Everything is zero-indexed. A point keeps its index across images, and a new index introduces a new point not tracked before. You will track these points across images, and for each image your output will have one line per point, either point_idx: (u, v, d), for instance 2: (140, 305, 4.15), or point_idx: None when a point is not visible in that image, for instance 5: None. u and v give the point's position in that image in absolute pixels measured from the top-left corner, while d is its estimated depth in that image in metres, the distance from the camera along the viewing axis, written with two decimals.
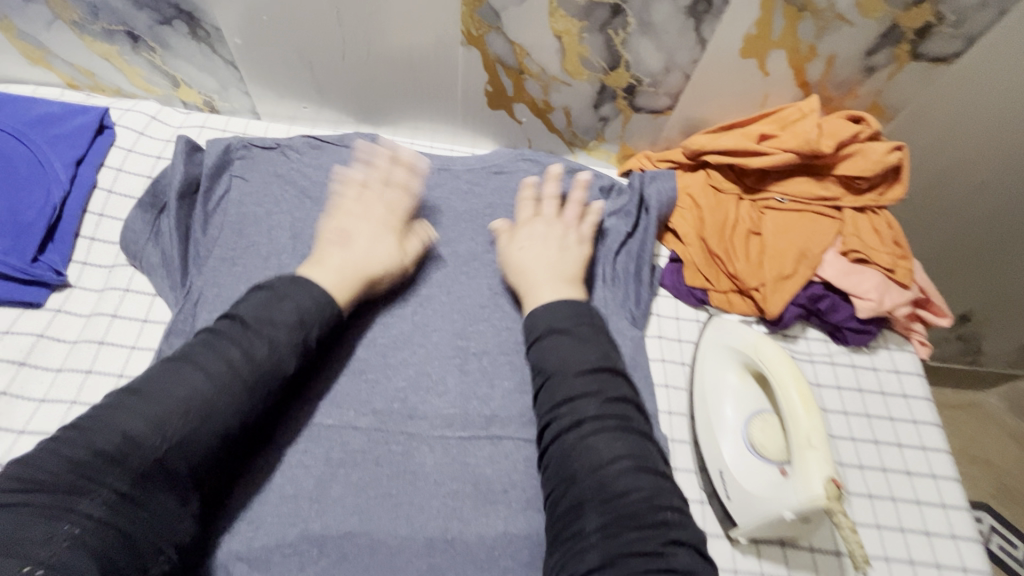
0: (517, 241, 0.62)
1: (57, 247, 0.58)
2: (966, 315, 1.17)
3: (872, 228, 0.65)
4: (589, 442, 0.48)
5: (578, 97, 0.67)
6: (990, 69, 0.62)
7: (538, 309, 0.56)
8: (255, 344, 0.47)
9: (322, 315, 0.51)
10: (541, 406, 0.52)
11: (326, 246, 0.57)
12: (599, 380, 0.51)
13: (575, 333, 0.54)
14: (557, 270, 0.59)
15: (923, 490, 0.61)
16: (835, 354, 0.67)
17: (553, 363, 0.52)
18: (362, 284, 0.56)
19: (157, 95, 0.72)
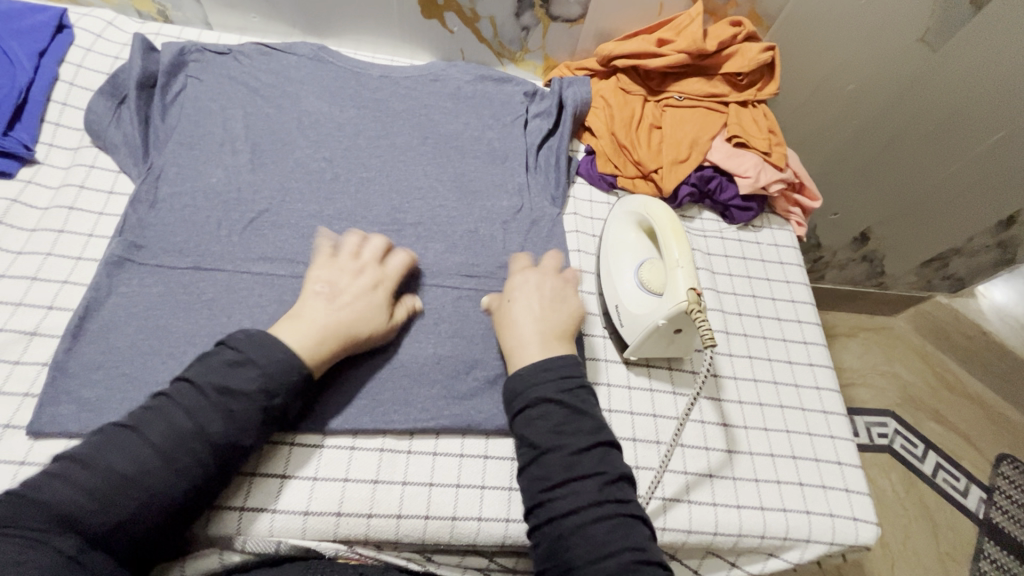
0: (509, 294, 0.61)
1: (24, 126, 0.63)
2: (868, 255, 1.28)
3: (751, 119, 0.77)
4: (587, 530, 0.47)
5: (500, 6, 0.76)
6: None
7: (518, 371, 0.55)
8: (217, 414, 0.47)
9: (287, 378, 0.51)
10: (531, 483, 0.50)
11: (309, 300, 0.56)
12: (601, 455, 0.51)
13: (568, 403, 0.52)
14: (548, 328, 0.58)
15: (789, 330, 0.73)
16: (724, 230, 0.79)
17: (548, 436, 0.51)
18: (335, 344, 0.54)
19: (113, 4, 0.77)
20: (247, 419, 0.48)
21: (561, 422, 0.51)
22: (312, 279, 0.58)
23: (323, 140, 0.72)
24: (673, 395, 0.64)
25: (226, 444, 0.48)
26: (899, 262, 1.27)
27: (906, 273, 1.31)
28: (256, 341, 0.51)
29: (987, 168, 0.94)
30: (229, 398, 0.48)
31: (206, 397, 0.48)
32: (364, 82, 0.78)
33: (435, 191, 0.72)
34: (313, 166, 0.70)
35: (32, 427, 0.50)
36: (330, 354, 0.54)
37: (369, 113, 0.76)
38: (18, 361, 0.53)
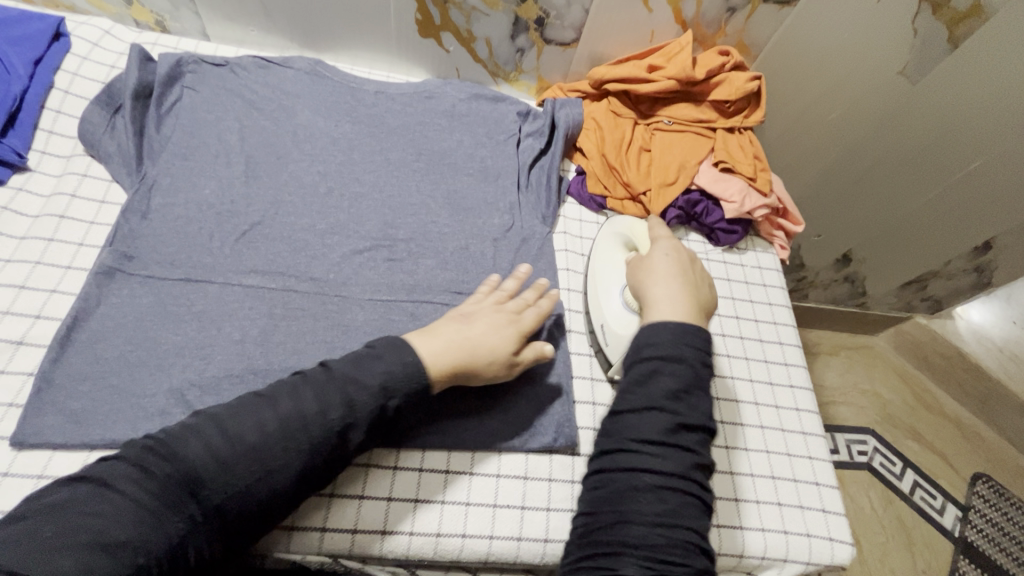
0: (660, 248, 0.65)
1: (18, 133, 0.63)
2: (851, 276, 1.31)
3: (738, 145, 0.79)
4: (662, 494, 0.48)
5: (497, 28, 0.77)
6: None
7: (664, 324, 0.56)
8: (333, 401, 0.49)
9: (408, 383, 0.52)
10: (624, 431, 0.51)
11: (445, 319, 0.58)
12: (703, 437, 0.52)
13: (694, 371, 0.53)
14: (691, 293, 0.61)
15: (771, 352, 0.75)
16: (710, 252, 0.81)
17: (664, 395, 0.52)
18: (461, 359, 0.55)
19: (110, 14, 0.78)
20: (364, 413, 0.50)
21: (683, 388, 0.52)
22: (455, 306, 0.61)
23: (318, 154, 0.73)
24: None
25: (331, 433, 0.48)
26: (880, 283, 1.30)
27: (886, 295, 1.35)
28: (397, 343, 0.54)
29: (969, 195, 0.97)
30: (351, 383, 0.50)
31: (328, 379, 0.50)
32: (361, 98, 0.79)
33: (427, 207, 0.73)
34: (308, 181, 0.71)
35: (16, 438, 0.50)
36: (455, 365, 0.55)
37: (365, 128, 0.77)
38: (3, 370, 0.53)
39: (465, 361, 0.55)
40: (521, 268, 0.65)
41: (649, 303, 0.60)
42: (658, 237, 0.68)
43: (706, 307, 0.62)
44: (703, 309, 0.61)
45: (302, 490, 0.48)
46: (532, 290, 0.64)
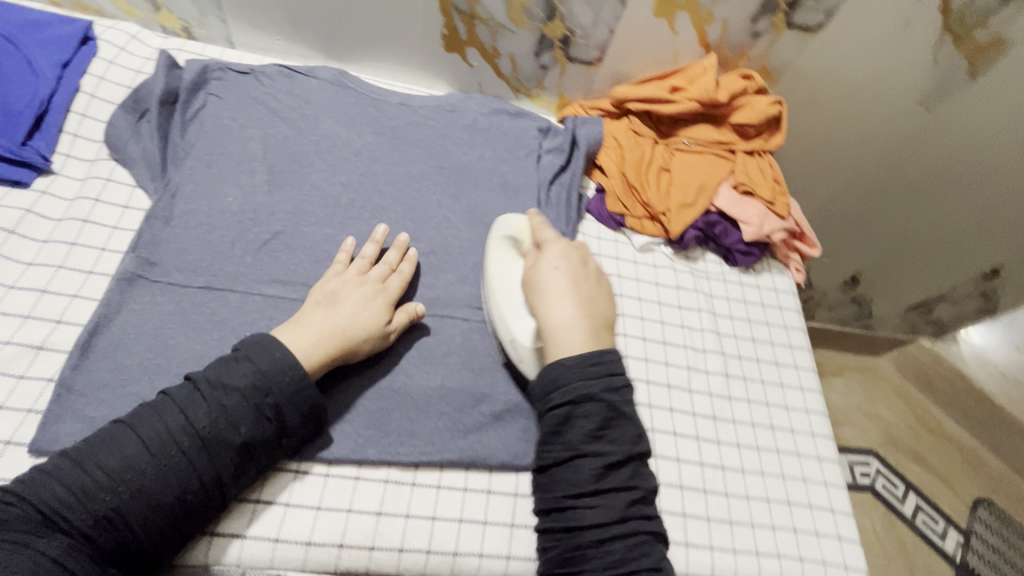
0: (551, 262, 0.63)
1: (44, 135, 0.63)
2: (857, 297, 1.31)
3: (757, 168, 0.79)
4: (614, 468, 0.54)
5: (522, 45, 0.77)
6: (853, 28, 0.73)
7: (565, 358, 0.57)
8: (208, 408, 0.50)
9: (281, 377, 0.53)
10: (556, 487, 0.54)
11: (312, 307, 0.58)
12: (632, 470, 0.55)
13: (610, 407, 0.55)
14: (587, 310, 0.62)
15: (786, 376, 0.75)
16: (727, 273, 0.81)
17: (583, 441, 0.54)
18: (338, 344, 0.56)
19: (137, 19, 0.78)
20: (237, 414, 0.50)
21: (601, 428, 0.55)
22: (315, 288, 0.61)
23: (341, 165, 0.73)
24: (674, 437, 0.67)
25: (213, 442, 0.49)
26: (885, 302, 1.31)
27: (890, 313, 1.34)
28: (266, 343, 0.54)
29: (971, 211, 1.00)
30: (221, 391, 0.51)
31: (197, 390, 0.51)
32: (383, 109, 0.79)
33: (448, 221, 0.73)
34: (330, 191, 0.71)
35: (34, 446, 0.49)
36: (331, 355, 0.56)
37: (387, 140, 0.77)
38: (23, 376, 0.52)
39: (340, 350, 0.57)
40: (379, 230, 0.66)
41: (550, 325, 0.60)
42: (547, 243, 0.66)
43: (605, 318, 0.63)
44: (602, 322, 0.62)
45: (189, 508, 0.48)
46: (395, 251, 0.66)
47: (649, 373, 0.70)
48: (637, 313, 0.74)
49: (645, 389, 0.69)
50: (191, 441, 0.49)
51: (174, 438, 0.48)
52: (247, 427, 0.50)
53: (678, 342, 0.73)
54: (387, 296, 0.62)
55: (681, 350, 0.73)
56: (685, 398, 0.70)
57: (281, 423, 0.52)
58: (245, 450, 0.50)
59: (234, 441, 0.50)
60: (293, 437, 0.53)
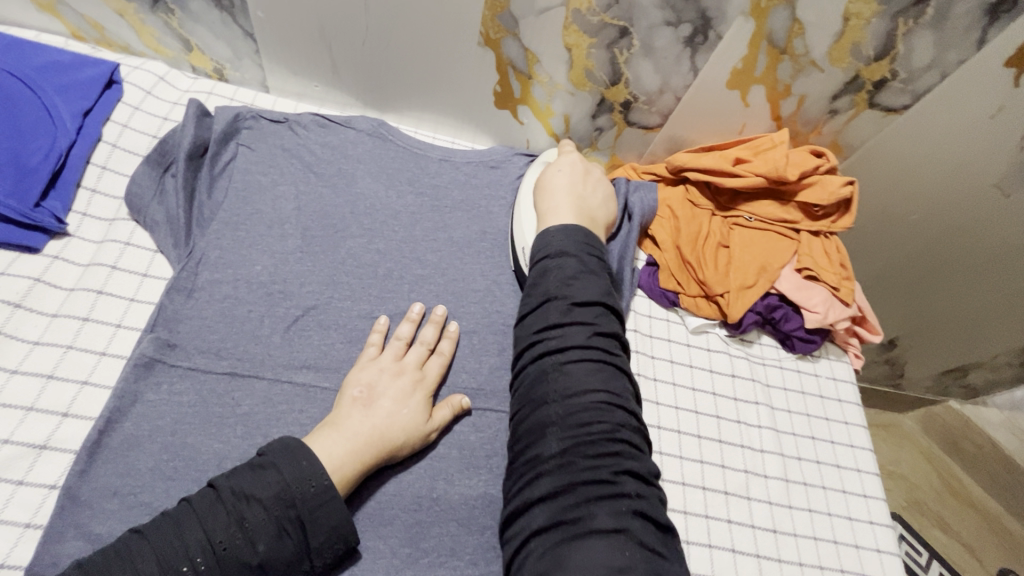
0: (557, 165, 0.68)
1: (59, 194, 0.58)
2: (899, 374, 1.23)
3: (823, 250, 0.74)
4: (579, 309, 0.53)
5: (579, 106, 0.72)
6: (935, 110, 0.67)
7: (551, 229, 0.60)
8: (226, 521, 0.43)
9: (308, 490, 0.45)
10: (528, 327, 0.55)
11: (347, 406, 0.52)
12: (599, 311, 0.54)
13: (581, 258, 0.57)
14: (580, 203, 0.65)
15: (849, 481, 0.69)
16: (784, 360, 0.75)
17: (556, 286, 0.55)
18: (377, 452, 0.51)
19: (166, 58, 0.72)
20: (258, 530, 0.43)
21: (573, 275, 0.56)
22: (350, 380, 0.55)
23: (378, 229, 0.67)
24: (733, 555, 0.61)
25: (233, 563, 0.42)
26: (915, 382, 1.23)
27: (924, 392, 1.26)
28: (295, 448, 0.47)
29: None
30: (244, 502, 0.44)
31: (221, 499, 0.44)
32: (423, 165, 0.73)
33: (493, 296, 0.66)
34: (366, 260, 0.65)
35: (31, 572, 0.43)
36: (367, 466, 0.50)
37: (428, 200, 0.71)
38: (22, 482, 0.46)
39: (379, 459, 0.51)
40: (414, 308, 0.61)
41: (544, 211, 0.64)
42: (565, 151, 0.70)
43: (596, 219, 0.66)
44: (593, 219, 0.65)
45: None
46: (432, 328, 0.61)
47: (705, 478, 0.65)
48: (692, 406, 0.69)
49: (702, 497, 0.64)
50: (205, 559, 0.41)
51: (189, 555, 0.41)
52: (266, 544, 0.43)
53: (735, 441, 0.68)
54: (425, 385, 0.57)
55: (738, 451, 0.67)
56: (743, 507, 0.64)
57: (303, 542, 0.45)
58: (261, 572, 0.43)
59: (249, 561, 0.42)
60: (316, 560, 0.46)
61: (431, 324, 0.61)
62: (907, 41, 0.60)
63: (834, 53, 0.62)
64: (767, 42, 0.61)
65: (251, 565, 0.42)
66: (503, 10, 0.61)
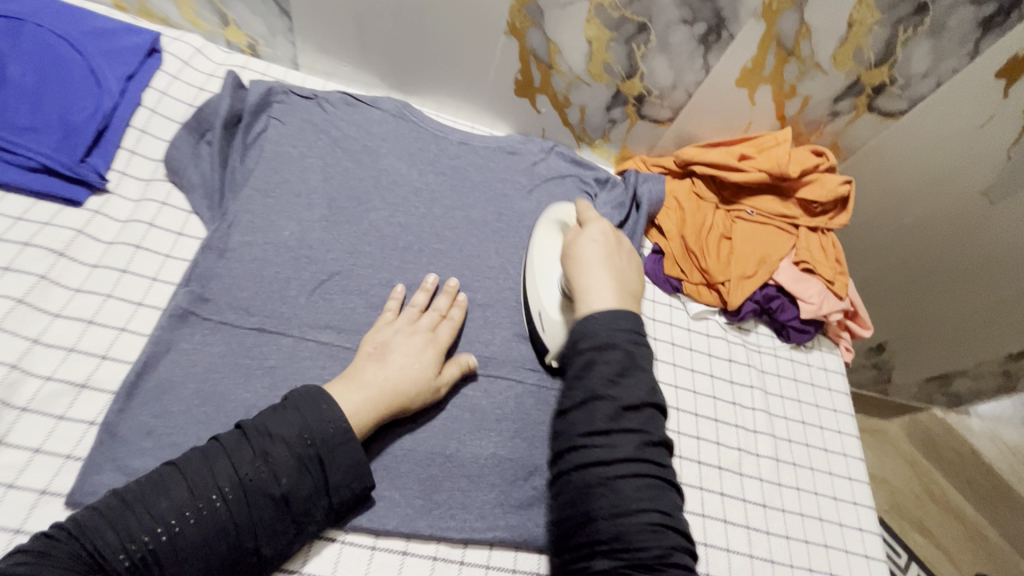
0: (589, 233, 0.60)
1: (102, 152, 0.60)
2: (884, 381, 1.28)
3: (819, 245, 0.78)
4: (626, 414, 0.49)
5: (594, 98, 0.76)
6: (928, 117, 0.72)
7: (596, 314, 0.53)
8: (251, 454, 0.45)
9: (326, 430, 0.48)
10: (571, 426, 0.50)
11: (362, 360, 0.55)
12: (647, 416, 0.50)
13: (631, 353, 0.51)
14: (620, 281, 0.57)
15: (835, 465, 0.73)
16: (778, 348, 0.79)
17: (602, 384, 0.49)
18: (389, 403, 0.53)
19: (203, 32, 0.75)
20: (280, 465, 0.45)
21: (621, 372, 0.50)
22: (367, 338, 0.57)
23: (400, 204, 0.70)
24: (725, 524, 0.65)
25: (258, 494, 0.44)
26: (900, 389, 1.27)
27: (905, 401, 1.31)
28: (312, 393, 0.49)
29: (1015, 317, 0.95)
30: (267, 439, 0.46)
31: (245, 436, 0.46)
32: (444, 147, 0.76)
33: (506, 273, 0.70)
34: (388, 232, 0.68)
35: (72, 498, 0.46)
36: (381, 416, 0.52)
37: (447, 180, 0.74)
38: (64, 417, 0.49)
39: (392, 410, 0.53)
40: (427, 277, 0.64)
41: (579, 291, 0.56)
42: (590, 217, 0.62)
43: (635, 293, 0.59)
44: (633, 296, 0.57)
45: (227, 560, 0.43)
46: (445, 296, 0.63)
47: (701, 453, 0.68)
48: (691, 386, 0.72)
49: (697, 471, 0.67)
50: (233, 490, 0.44)
51: (218, 485, 0.43)
52: (288, 478, 0.45)
53: (730, 421, 0.71)
54: (437, 346, 0.59)
55: (733, 430, 0.71)
56: (736, 482, 0.68)
57: (323, 479, 0.47)
58: (284, 504, 0.45)
59: (273, 493, 0.45)
60: (336, 496, 0.48)
61: (443, 292, 0.63)
62: (905, 49, 0.64)
63: (838, 57, 0.66)
64: (776, 43, 0.65)
65: (274, 496, 0.45)
66: (530, 0, 0.65)
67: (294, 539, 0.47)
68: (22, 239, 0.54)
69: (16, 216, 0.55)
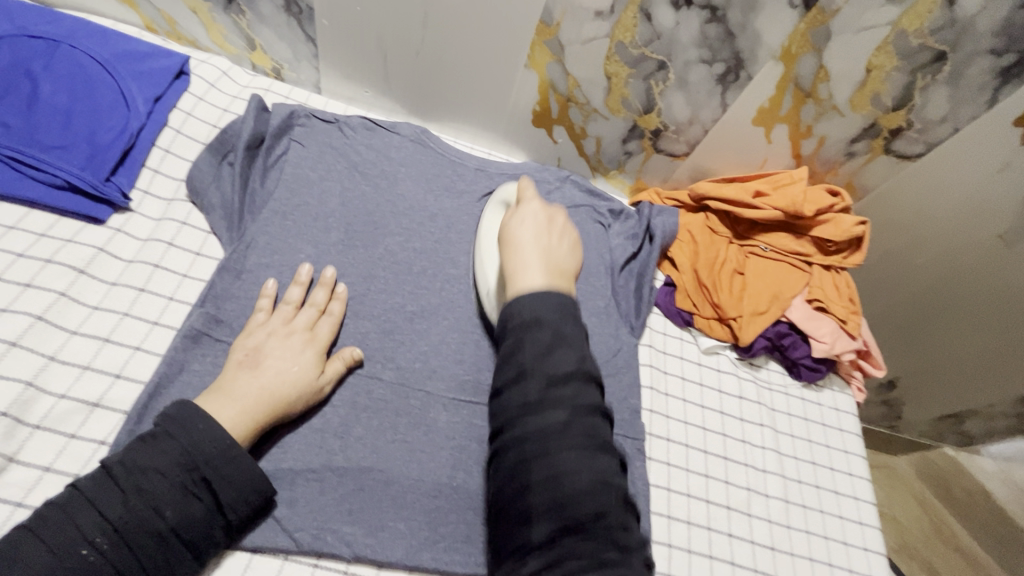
0: (522, 216, 0.61)
1: (126, 171, 0.61)
2: (896, 418, 1.25)
3: (833, 284, 0.77)
4: (555, 388, 0.47)
5: (612, 131, 0.76)
6: (944, 161, 0.71)
7: (521, 294, 0.53)
8: (122, 494, 0.44)
9: (207, 450, 0.47)
10: (504, 406, 0.48)
11: (233, 370, 0.53)
12: (578, 387, 0.48)
13: (558, 330, 0.50)
14: (549, 258, 0.57)
15: (846, 507, 0.71)
16: (790, 386, 0.78)
17: (533, 359, 0.48)
18: (270, 410, 0.52)
19: (230, 54, 0.77)
20: (159, 497, 0.45)
21: (549, 347, 0.49)
22: (237, 344, 0.55)
23: (415, 229, 0.70)
24: (732, 567, 0.64)
25: (139, 533, 0.43)
26: (912, 427, 1.25)
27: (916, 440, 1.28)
28: (186, 408, 0.48)
29: None
30: (139, 474, 0.45)
31: (113, 477, 0.44)
32: (460, 174, 0.76)
33: None
34: (403, 257, 0.68)
35: None
36: (261, 425, 0.51)
37: (463, 206, 0.74)
38: (75, 435, 0.49)
39: (272, 418, 0.52)
40: (301, 269, 0.61)
41: (512, 271, 0.56)
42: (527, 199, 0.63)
43: (568, 271, 0.58)
44: (563, 274, 0.57)
45: None
46: (323, 291, 0.61)
47: (709, 492, 0.67)
48: (700, 422, 0.72)
49: (705, 509, 0.66)
50: (107, 537, 0.43)
51: (87, 537, 0.42)
52: (172, 510, 0.45)
53: (739, 459, 0.70)
54: (315, 346, 0.57)
55: (742, 469, 0.70)
56: (744, 523, 0.66)
57: (213, 500, 0.47)
58: (170, 537, 0.44)
59: (158, 528, 0.44)
60: (233, 515, 0.47)
61: (321, 287, 0.61)
62: (923, 95, 0.64)
63: (855, 100, 0.67)
64: (793, 85, 0.66)
65: (158, 531, 0.44)
66: (551, 36, 0.66)
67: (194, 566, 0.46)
68: (44, 256, 0.55)
69: (39, 233, 0.56)
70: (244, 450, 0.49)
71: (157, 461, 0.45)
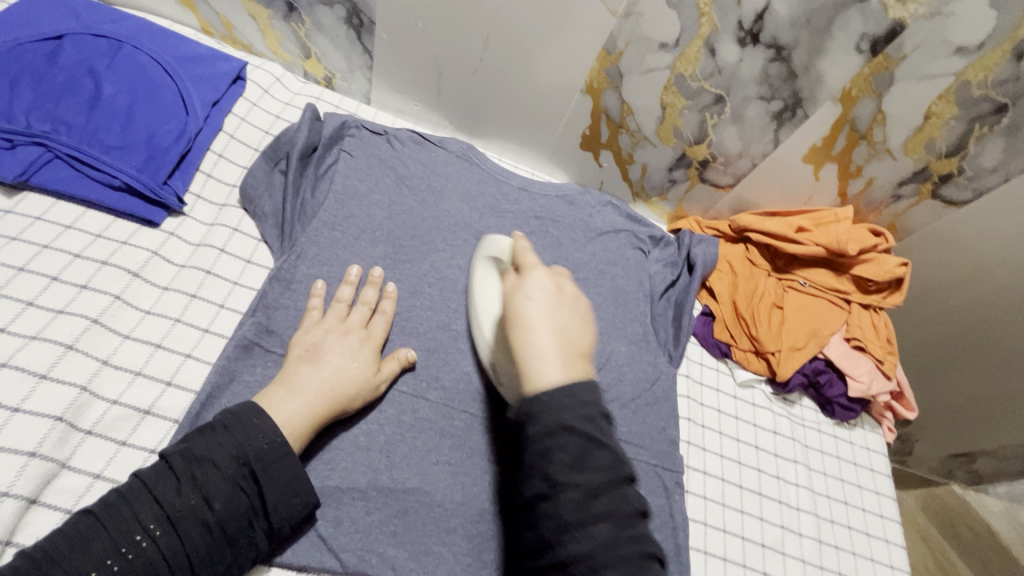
0: (525, 286, 0.51)
1: (181, 175, 0.61)
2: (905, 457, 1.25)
3: (871, 323, 0.77)
4: (591, 508, 0.42)
5: (659, 158, 0.77)
6: (987, 208, 0.71)
7: (541, 391, 0.45)
8: (178, 482, 0.44)
9: (259, 445, 0.46)
10: (539, 526, 0.43)
11: (294, 364, 0.53)
12: (615, 493, 0.43)
13: (585, 426, 0.44)
14: (564, 342, 0.48)
15: (877, 550, 0.71)
16: (822, 423, 0.77)
17: (562, 473, 0.42)
18: (332, 406, 0.52)
19: (284, 61, 0.78)
20: (211, 487, 0.44)
21: (577, 455, 0.43)
22: (295, 340, 0.55)
23: (460, 246, 0.69)
24: None
25: (190, 523, 0.43)
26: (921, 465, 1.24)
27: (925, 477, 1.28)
28: (248, 409, 0.48)
29: None
30: (196, 464, 0.44)
31: (170, 464, 0.44)
32: (505, 192, 0.76)
33: None
34: (448, 274, 0.67)
35: None
36: (326, 419, 0.51)
37: (509, 225, 0.74)
38: (125, 443, 0.48)
39: (334, 413, 0.52)
40: (350, 270, 0.61)
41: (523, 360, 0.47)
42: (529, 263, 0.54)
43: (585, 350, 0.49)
44: (582, 355, 0.49)
45: None
46: (373, 290, 0.61)
47: (744, 528, 0.67)
48: (736, 456, 0.71)
49: (740, 546, 0.66)
50: (160, 525, 0.42)
51: (142, 523, 0.42)
52: (222, 502, 0.44)
53: (774, 495, 0.70)
54: (373, 343, 0.58)
55: (776, 506, 0.70)
56: (778, 561, 0.66)
57: (261, 496, 0.46)
58: (218, 531, 0.44)
59: (206, 520, 0.43)
60: (274, 518, 0.46)
61: (372, 287, 0.62)
62: (978, 145, 0.64)
63: (909, 145, 0.67)
64: (849, 126, 0.66)
65: (207, 523, 0.43)
66: (612, 64, 0.67)
67: (232, 568, 0.45)
68: (100, 258, 0.55)
69: (95, 233, 0.56)
70: (295, 453, 0.48)
71: (213, 451, 0.45)
